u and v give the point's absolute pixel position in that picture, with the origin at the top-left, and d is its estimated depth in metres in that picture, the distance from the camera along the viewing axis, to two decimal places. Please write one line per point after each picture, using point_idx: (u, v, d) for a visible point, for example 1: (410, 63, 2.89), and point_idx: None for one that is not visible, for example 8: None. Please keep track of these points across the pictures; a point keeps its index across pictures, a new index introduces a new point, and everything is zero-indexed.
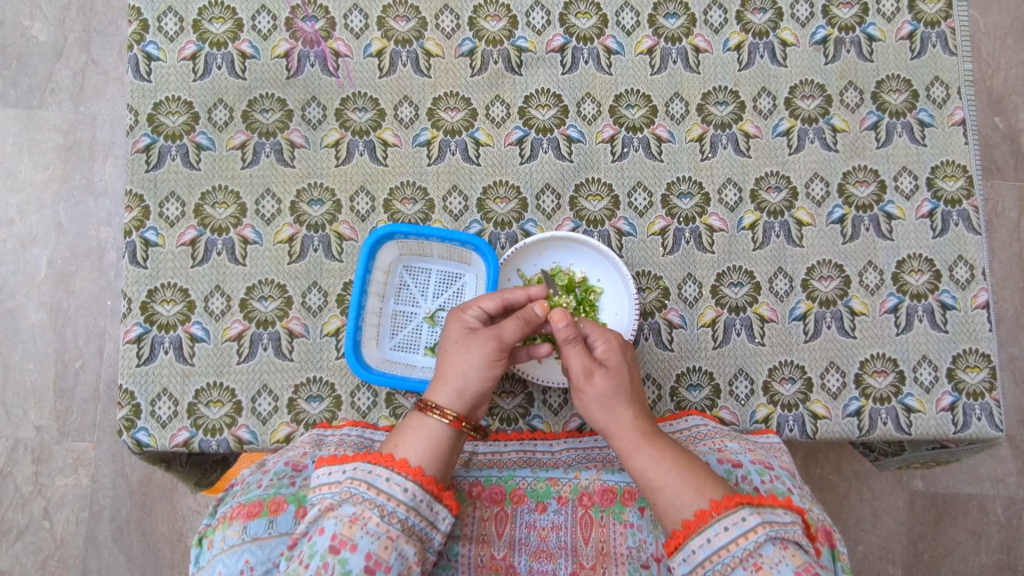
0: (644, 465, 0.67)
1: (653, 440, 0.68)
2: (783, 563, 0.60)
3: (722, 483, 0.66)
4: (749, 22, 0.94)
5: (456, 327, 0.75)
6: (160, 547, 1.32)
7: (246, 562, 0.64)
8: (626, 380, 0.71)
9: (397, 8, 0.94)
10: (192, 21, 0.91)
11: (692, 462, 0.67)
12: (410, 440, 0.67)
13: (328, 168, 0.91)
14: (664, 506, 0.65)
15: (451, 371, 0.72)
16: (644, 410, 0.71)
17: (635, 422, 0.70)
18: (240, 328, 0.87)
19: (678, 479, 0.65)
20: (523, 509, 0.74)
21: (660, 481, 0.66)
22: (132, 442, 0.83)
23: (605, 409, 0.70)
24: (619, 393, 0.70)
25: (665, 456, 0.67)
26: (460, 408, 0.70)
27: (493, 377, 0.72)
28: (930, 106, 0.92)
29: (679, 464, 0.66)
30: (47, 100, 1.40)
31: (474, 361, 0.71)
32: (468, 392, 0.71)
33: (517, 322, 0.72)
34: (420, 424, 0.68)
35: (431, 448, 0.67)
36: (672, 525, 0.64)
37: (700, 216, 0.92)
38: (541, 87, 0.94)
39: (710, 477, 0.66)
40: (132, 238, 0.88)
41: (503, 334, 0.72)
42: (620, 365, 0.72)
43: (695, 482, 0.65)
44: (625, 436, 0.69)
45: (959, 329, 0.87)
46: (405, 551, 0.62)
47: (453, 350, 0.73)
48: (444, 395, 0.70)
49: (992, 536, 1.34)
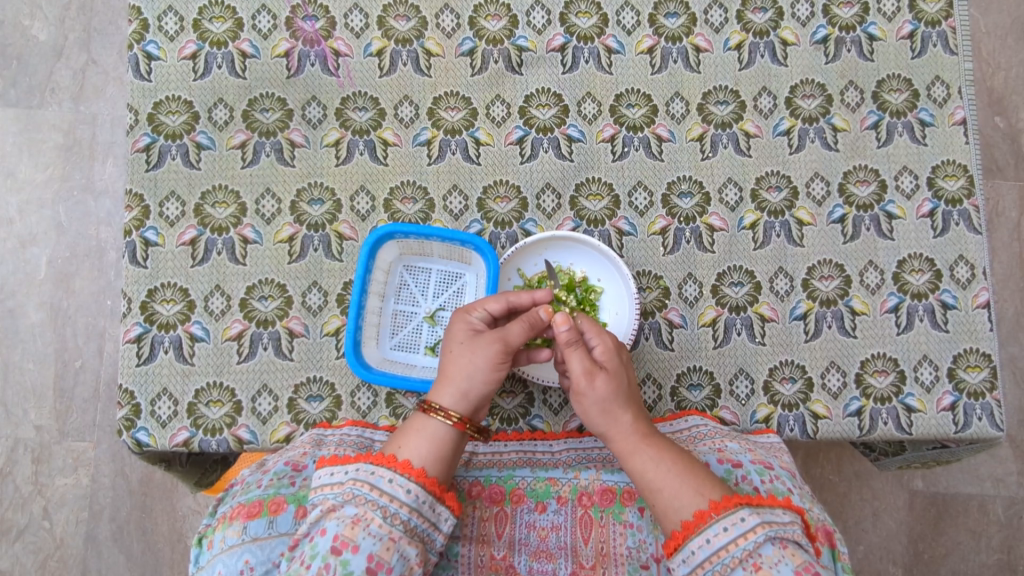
0: (644, 466, 0.67)
1: (653, 442, 0.68)
2: (783, 563, 0.60)
3: (720, 483, 0.66)
4: (750, 21, 0.94)
5: (461, 328, 0.75)
6: (160, 547, 1.32)
7: (246, 562, 0.64)
8: (623, 382, 0.71)
9: (397, 7, 0.94)
10: (191, 21, 0.91)
11: (692, 462, 0.67)
12: (414, 441, 0.67)
13: (328, 168, 0.91)
14: (664, 507, 0.65)
15: (456, 372, 0.72)
16: (642, 412, 0.71)
17: (635, 424, 0.69)
18: (240, 328, 0.87)
19: (678, 479, 0.65)
20: (523, 508, 0.74)
21: (660, 482, 0.66)
22: (132, 442, 0.83)
23: (605, 412, 0.70)
24: (619, 395, 0.70)
25: (665, 458, 0.67)
26: (464, 410, 0.70)
27: (497, 379, 0.72)
28: (931, 105, 0.92)
29: (678, 465, 0.66)
30: (47, 100, 1.40)
31: (478, 363, 0.71)
32: (473, 394, 0.71)
33: (522, 325, 0.73)
34: (424, 426, 0.68)
35: (435, 450, 0.67)
36: (672, 525, 0.64)
37: (701, 215, 0.92)
38: (541, 87, 0.94)
39: (709, 478, 0.66)
40: (132, 237, 0.88)
41: (509, 336, 0.72)
42: (618, 367, 0.72)
43: (694, 483, 0.65)
44: (625, 438, 0.69)
45: (959, 328, 0.87)
46: (407, 552, 0.62)
47: (458, 351, 0.73)
48: (448, 396, 0.70)
49: (992, 536, 1.34)
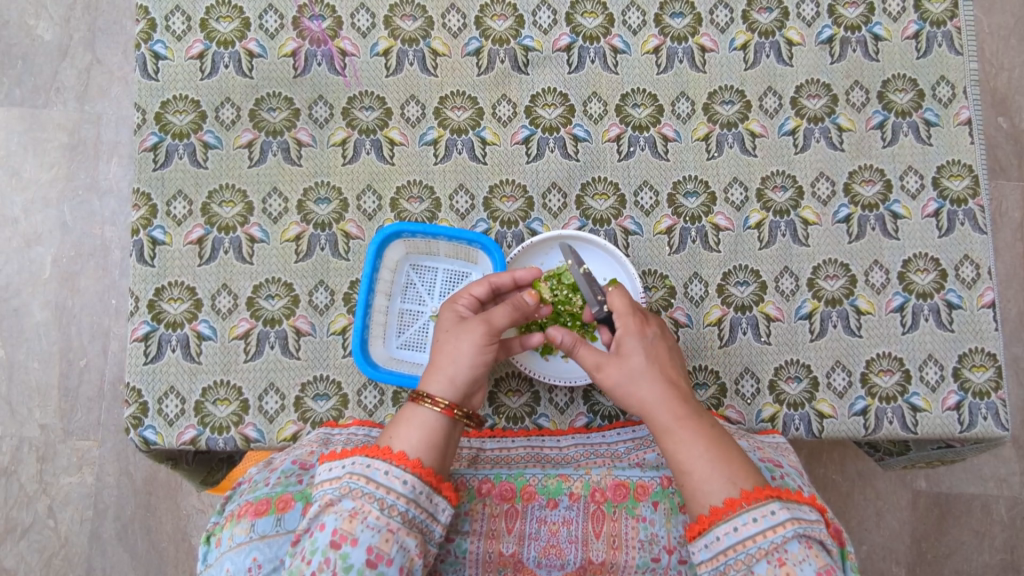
0: (675, 448, 0.66)
1: (684, 424, 0.67)
2: (807, 562, 0.60)
3: (753, 471, 0.65)
4: (755, 21, 0.95)
5: (449, 317, 0.77)
6: (164, 546, 1.32)
7: (253, 559, 0.65)
8: (642, 360, 0.71)
9: (403, 7, 0.94)
10: (199, 21, 0.91)
11: (724, 446, 0.66)
12: (404, 431, 0.67)
13: (334, 167, 0.92)
14: (693, 490, 0.65)
15: (443, 360, 0.72)
16: (678, 393, 0.70)
17: (663, 405, 0.69)
18: (247, 327, 0.87)
19: (709, 463, 0.65)
20: (534, 505, 0.73)
21: (691, 464, 0.65)
22: (139, 440, 0.83)
23: (630, 395, 0.70)
24: (639, 377, 0.70)
25: (695, 438, 0.66)
26: (452, 397, 0.70)
27: (484, 363, 0.72)
28: (936, 105, 0.92)
29: (710, 449, 0.66)
30: (51, 100, 1.40)
31: (464, 348, 0.72)
32: (459, 379, 0.71)
33: (505, 308, 0.75)
34: (412, 415, 0.68)
35: (425, 437, 0.67)
36: (699, 509, 0.64)
37: (706, 215, 0.92)
38: (547, 86, 0.94)
39: (743, 465, 0.65)
40: (139, 236, 0.88)
41: (492, 319, 0.74)
42: (635, 348, 0.72)
43: (726, 469, 0.65)
44: (654, 420, 0.69)
45: (965, 328, 0.87)
46: (406, 543, 0.62)
47: (443, 338, 0.74)
48: (436, 383, 0.70)
49: (995, 536, 1.34)
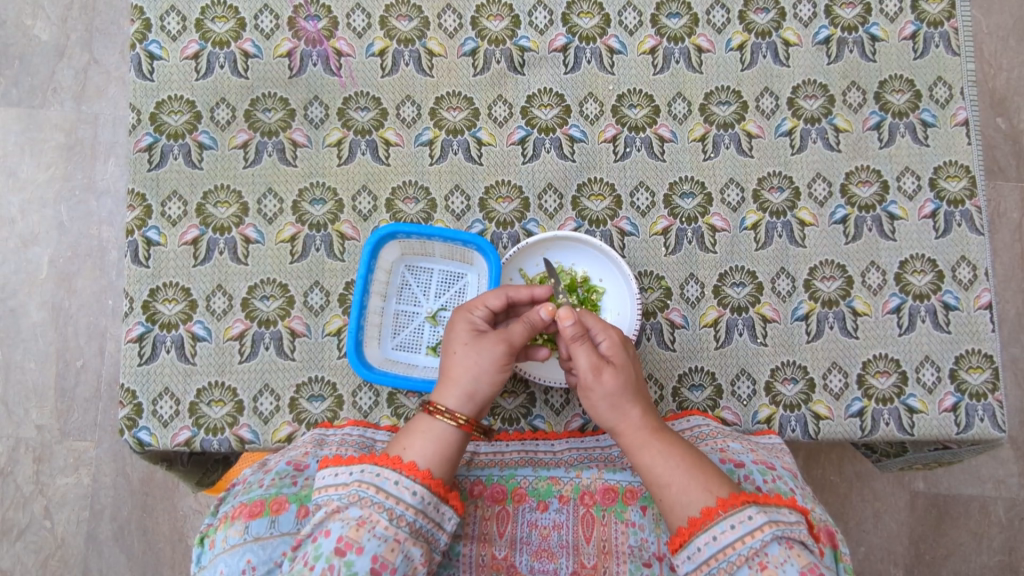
0: (653, 461, 0.67)
1: (660, 436, 0.68)
2: (789, 563, 0.60)
3: (727, 480, 0.66)
4: (751, 22, 0.94)
5: (463, 327, 0.75)
6: (161, 546, 1.32)
7: (248, 561, 0.65)
8: (631, 376, 0.71)
9: (399, 8, 0.94)
10: (194, 21, 0.91)
11: (697, 457, 0.68)
12: (419, 443, 0.67)
13: (330, 168, 0.91)
14: (671, 503, 0.65)
15: (461, 374, 0.71)
16: (649, 405, 0.71)
17: (643, 418, 0.69)
18: (242, 328, 0.87)
19: (685, 475, 0.65)
20: (525, 508, 0.74)
21: (669, 477, 0.66)
22: (133, 442, 0.83)
23: (614, 406, 0.69)
24: (627, 390, 0.70)
25: (672, 451, 0.67)
26: (469, 412, 0.70)
27: (501, 381, 0.73)
28: (933, 106, 0.92)
29: (685, 460, 0.67)
30: (48, 100, 1.40)
31: (484, 365, 0.71)
32: (478, 395, 0.71)
33: (524, 326, 0.73)
34: (428, 428, 0.68)
35: (439, 450, 0.67)
36: (678, 522, 0.65)
37: (702, 216, 0.92)
38: (543, 87, 0.94)
39: (717, 475, 0.66)
40: (134, 237, 0.88)
41: (512, 338, 0.73)
42: (625, 361, 0.72)
43: (702, 479, 0.65)
44: (633, 433, 0.69)
45: (962, 329, 0.87)
46: (411, 552, 0.62)
47: (462, 352, 0.72)
48: (455, 398, 0.70)
49: (993, 537, 1.34)
